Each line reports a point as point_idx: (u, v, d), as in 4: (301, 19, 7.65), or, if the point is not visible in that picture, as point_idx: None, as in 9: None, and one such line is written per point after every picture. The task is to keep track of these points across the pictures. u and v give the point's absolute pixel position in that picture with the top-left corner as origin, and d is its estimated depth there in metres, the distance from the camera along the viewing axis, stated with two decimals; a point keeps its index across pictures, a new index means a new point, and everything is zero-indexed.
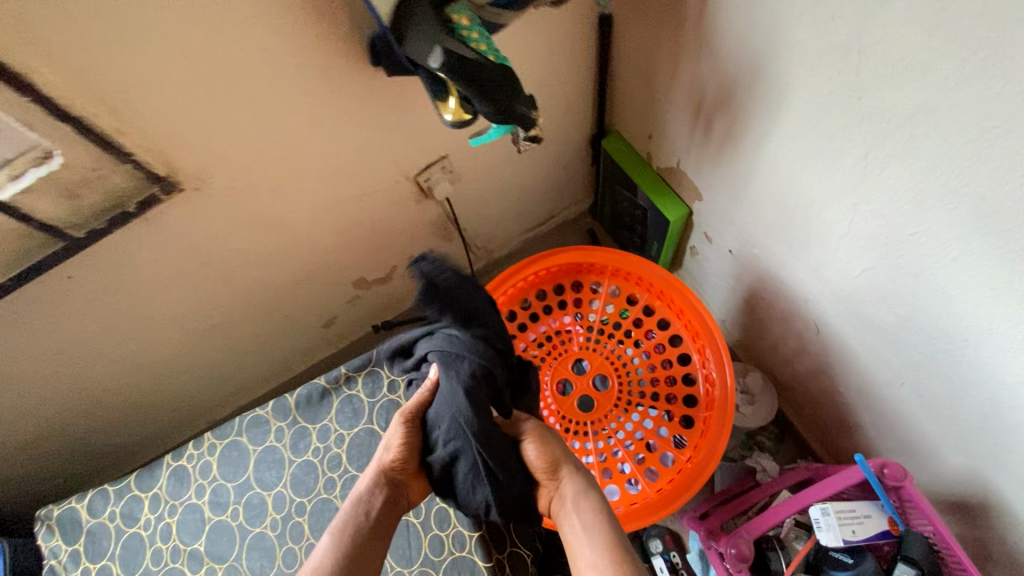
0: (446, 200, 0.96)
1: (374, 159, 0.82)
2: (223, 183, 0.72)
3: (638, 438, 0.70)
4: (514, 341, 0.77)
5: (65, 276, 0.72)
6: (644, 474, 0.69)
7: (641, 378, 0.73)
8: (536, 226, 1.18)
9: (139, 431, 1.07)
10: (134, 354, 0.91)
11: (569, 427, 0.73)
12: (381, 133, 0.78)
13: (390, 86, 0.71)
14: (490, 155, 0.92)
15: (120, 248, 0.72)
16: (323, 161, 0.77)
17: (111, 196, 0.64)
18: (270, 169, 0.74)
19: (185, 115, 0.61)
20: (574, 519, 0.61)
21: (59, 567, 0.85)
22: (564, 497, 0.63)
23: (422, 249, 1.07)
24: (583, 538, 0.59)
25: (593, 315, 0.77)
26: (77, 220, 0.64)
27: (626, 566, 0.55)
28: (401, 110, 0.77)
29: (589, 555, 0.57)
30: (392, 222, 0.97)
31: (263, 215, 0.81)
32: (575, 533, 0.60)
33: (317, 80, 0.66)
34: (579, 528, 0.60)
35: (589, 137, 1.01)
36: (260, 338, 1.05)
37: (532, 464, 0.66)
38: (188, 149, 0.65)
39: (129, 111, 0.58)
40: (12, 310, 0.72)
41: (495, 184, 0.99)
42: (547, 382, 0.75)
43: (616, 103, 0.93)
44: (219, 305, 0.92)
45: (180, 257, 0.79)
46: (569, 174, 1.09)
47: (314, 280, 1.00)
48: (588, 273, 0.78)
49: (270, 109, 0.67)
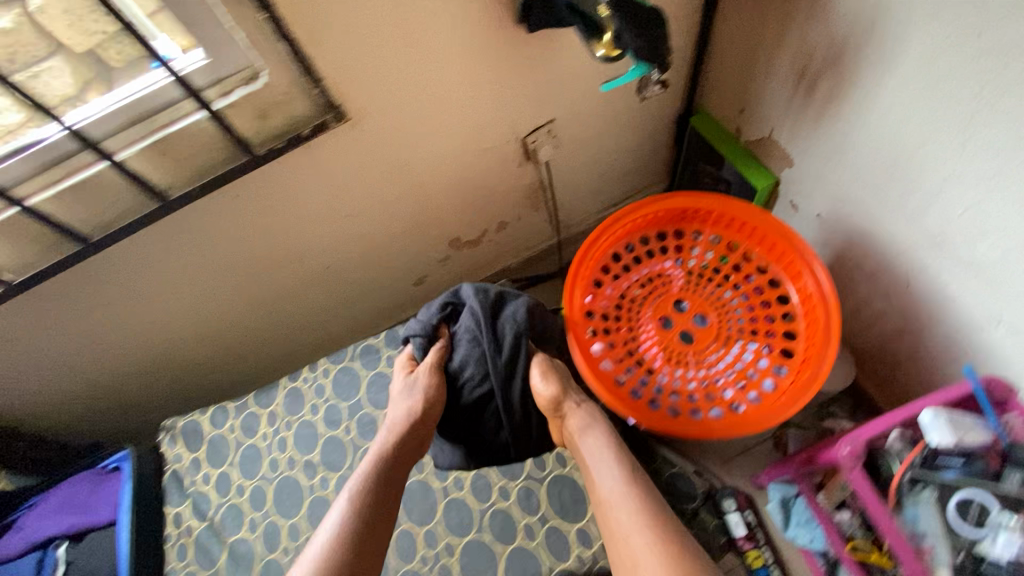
0: (546, 165, 1.05)
1: (496, 117, 0.91)
2: (375, 122, 0.82)
3: (740, 368, 0.76)
4: (618, 281, 0.83)
5: (230, 196, 0.82)
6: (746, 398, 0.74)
7: (740, 317, 0.79)
8: (614, 204, 1.26)
9: (241, 368, 1.16)
10: (258, 286, 1.00)
11: (673, 357, 0.79)
12: (508, 91, 0.88)
13: (528, 44, 0.81)
14: (592, 123, 1.01)
15: (279, 174, 0.82)
16: (456, 114, 0.87)
17: (290, 120, 0.75)
18: (413, 115, 0.84)
19: (368, 55, 0.72)
20: (592, 451, 0.71)
21: (182, 470, 0.92)
22: (574, 430, 0.74)
23: (514, 215, 1.16)
24: (600, 467, 0.69)
25: (693, 261, 0.83)
26: (260, 138, 0.75)
27: (638, 487, 0.67)
28: (530, 71, 0.86)
29: (611, 481, 0.68)
30: (496, 183, 1.05)
31: (395, 159, 0.90)
32: (593, 460, 0.70)
33: (473, 33, 0.77)
34: (600, 455, 0.70)
35: (677, 117, 1.10)
36: (360, 288, 1.13)
37: (542, 399, 0.76)
38: (360, 84, 0.75)
39: (330, 45, 0.68)
40: (182, 224, 0.82)
41: (590, 154, 1.08)
42: (650, 319, 0.81)
43: (709, 83, 1.02)
44: (336, 248, 1.01)
45: (322, 190, 0.88)
46: (652, 155, 1.17)
47: (417, 235, 1.09)
48: (691, 221, 0.84)
49: (431, 57, 0.77)
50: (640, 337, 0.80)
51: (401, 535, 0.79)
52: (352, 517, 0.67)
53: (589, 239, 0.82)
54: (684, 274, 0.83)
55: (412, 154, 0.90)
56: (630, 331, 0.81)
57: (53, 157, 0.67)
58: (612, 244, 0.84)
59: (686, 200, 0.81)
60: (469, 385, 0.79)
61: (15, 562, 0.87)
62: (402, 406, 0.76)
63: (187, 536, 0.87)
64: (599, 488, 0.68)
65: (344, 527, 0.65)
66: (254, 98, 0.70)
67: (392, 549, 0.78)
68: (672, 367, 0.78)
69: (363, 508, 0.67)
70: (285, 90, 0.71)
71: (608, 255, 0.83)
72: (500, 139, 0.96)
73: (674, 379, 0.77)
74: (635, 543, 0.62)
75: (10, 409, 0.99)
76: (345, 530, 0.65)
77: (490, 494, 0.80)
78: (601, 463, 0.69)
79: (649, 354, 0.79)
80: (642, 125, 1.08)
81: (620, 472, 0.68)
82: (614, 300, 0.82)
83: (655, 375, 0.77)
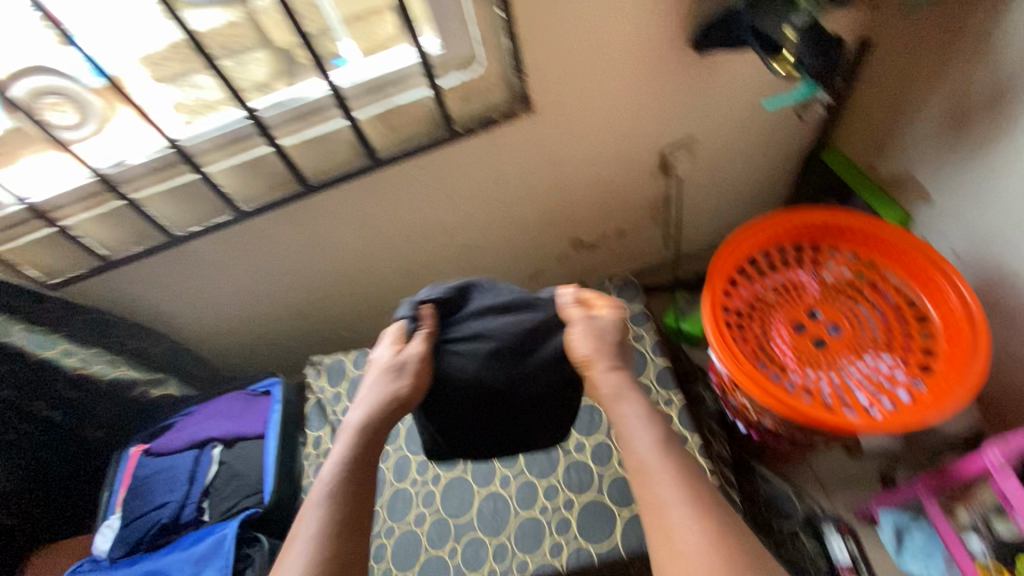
0: (679, 179, 1.13)
1: (648, 129, 1.02)
2: (550, 118, 0.93)
3: (873, 376, 0.80)
4: (755, 282, 0.89)
5: (417, 167, 0.95)
6: (881, 403, 0.77)
7: (874, 330, 0.84)
8: (726, 230, 1.33)
9: (368, 329, 1.28)
10: (408, 255, 1.12)
11: (806, 358, 0.83)
12: (665, 106, 0.98)
13: (695, 65, 0.92)
14: (729, 145, 1.09)
15: (461, 154, 0.94)
16: (616, 121, 0.98)
17: (487, 107, 0.90)
18: (582, 117, 0.95)
19: (565, 58, 0.84)
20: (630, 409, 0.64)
21: (325, 401, 1.04)
22: (605, 394, 0.66)
23: (636, 225, 1.24)
24: (635, 431, 0.62)
25: (828, 275, 0.89)
26: (460, 118, 0.90)
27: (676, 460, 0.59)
28: (688, 90, 0.96)
29: (647, 444, 0.60)
30: (629, 191, 1.15)
31: (554, 155, 1.01)
32: (630, 422, 0.63)
33: (652, 49, 0.88)
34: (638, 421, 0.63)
35: (808, 152, 1.16)
36: (486, 271, 1.24)
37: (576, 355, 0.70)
38: (551, 83, 0.87)
39: (539, 46, 0.81)
40: (373, 188, 0.95)
41: (719, 175, 1.16)
42: (784, 321, 0.86)
43: (846, 121, 1.08)
44: (480, 230, 1.12)
45: (488, 174, 1.00)
46: (773, 186, 1.24)
47: (548, 230, 1.18)
48: (829, 238, 0.90)
49: (612, 67, 0.88)
50: (773, 337, 0.85)
51: (522, 484, 0.87)
52: (337, 496, 0.61)
53: (730, 240, 0.89)
54: (818, 286, 0.89)
55: (568, 153, 1.01)
56: (763, 330, 0.85)
57: (312, 109, 0.84)
58: (753, 248, 0.90)
59: (830, 216, 0.88)
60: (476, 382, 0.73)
61: (177, 455, 1.00)
62: (389, 389, 0.68)
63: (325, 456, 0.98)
64: (634, 451, 0.61)
65: (333, 495, 0.60)
66: (465, 86, 0.85)
67: (514, 495, 0.87)
68: (803, 368, 0.82)
69: (346, 486, 0.61)
70: (490, 81, 0.86)
71: (746, 258, 0.89)
72: (645, 150, 1.06)
73: (807, 378, 0.81)
74: (671, 515, 0.55)
75: (184, 329, 1.15)
76: (335, 501, 0.60)
77: (610, 460, 0.87)
78: (638, 426, 0.62)
79: (782, 353, 0.83)
80: (772, 155, 1.15)
81: (658, 445, 0.60)
82: (749, 299, 0.87)
83: (787, 372, 0.82)
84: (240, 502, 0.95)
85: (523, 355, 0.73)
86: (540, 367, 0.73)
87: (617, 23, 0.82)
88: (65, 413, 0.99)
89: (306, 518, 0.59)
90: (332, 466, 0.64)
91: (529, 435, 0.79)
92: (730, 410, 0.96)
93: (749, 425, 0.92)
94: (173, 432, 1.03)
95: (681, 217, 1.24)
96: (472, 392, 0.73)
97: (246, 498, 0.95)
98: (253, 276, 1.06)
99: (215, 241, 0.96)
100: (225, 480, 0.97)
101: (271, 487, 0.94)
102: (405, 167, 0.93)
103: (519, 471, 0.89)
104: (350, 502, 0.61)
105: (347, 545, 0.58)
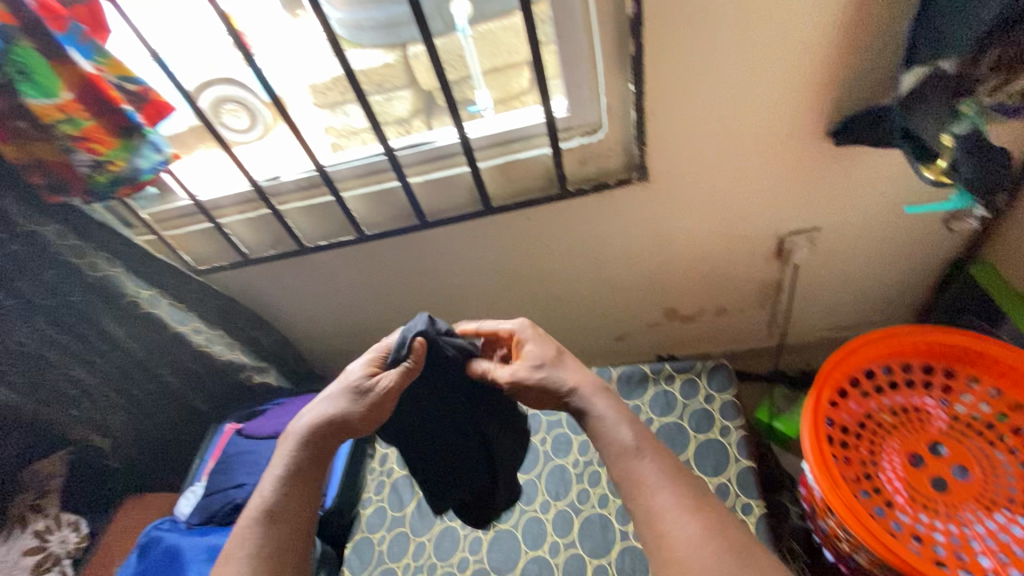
0: (793, 266, 1.07)
1: (767, 212, 0.97)
2: (664, 190, 0.93)
3: (1004, 539, 0.68)
4: (868, 398, 0.80)
5: (524, 218, 0.98)
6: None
7: (1012, 485, 0.72)
8: (839, 329, 1.21)
9: None
10: (500, 296, 1.16)
11: (918, 498, 0.73)
12: (790, 194, 0.94)
13: (830, 157, 0.87)
14: (857, 241, 1.01)
15: (570, 211, 0.97)
16: (733, 200, 0.95)
17: (602, 171, 0.91)
18: (697, 193, 0.94)
19: (691, 133, 0.84)
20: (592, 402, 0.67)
21: None
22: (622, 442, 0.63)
23: (737, 306, 1.18)
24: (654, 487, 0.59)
25: (960, 407, 0.78)
26: (575, 177, 0.92)
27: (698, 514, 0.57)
28: (819, 181, 0.91)
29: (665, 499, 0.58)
30: (736, 271, 1.10)
31: (662, 226, 1.00)
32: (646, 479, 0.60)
33: (785, 138, 0.85)
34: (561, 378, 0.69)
35: (952, 262, 1.04)
36: (572, 325, 1.23)
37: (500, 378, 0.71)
38: (672, 157, 0.87)
39: (667, 120, 0.82)
40: (480, 229, 1.00)
41: (841, 270, 1.07)
42: (898, 449, 0.77)
43: (1005, 236, 0.96)
44: (574, 285, 1.13)
45: (592, 233, 1.01)
46: (903, 292, 1.12)
47: (642, 296, 1.16)
48: (967, 365, 0.79)
49: (738, 148, 0.87)
50: (882, 464, 0.75)
51: (570, 556, 0.84)
52: (281, 493, 0.66)
53: (848, 346, 0.81)
54: (946, 417, 0.78)
55: (677, 224, 1.00)
56: (872, 454, 0.76)
57: (439, 154, 0.91)
58: (872, 360, 0.81)
59: (974, 342, 0.77)
60: (408, 422, 0.77)
61: (261, 442, 1.08)
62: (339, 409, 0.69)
63: (387, 476, 1.01)
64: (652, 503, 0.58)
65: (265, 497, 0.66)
66: (584, 149, 0.88)
67: (560, 565, 0.84)
68: (915, 508, 0.72)
69: (287, 490, 0.66)
70: (611, 147, 0.87)
71: (863, 369, 0.81)
72: (760, 233, 1.01)
73: (917, 522, 0.71)
74: (668, 524, 0.56)
75: (290, 326, 1.26)
76: (263, 512, 0.65)
77: None
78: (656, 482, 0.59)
79: (891, 485, 0.74)
80: (908, 258, 1.04)
81: (631, 454, 0.62)
82: (860, 415, 0.79)
83: (895, 508, 0.72)
84: None
85: (464, 413, 0.76)
86: (471, 425, 0.77)
87: (752, 105, 0.81)
88: (181, 381, 1.13)
89: (253, 511, 0.65)
90: (281, 466, 0.68)
91: (452, 489, 0.79)
92: (818, 533, 0.86)
93: (837, 556, 0.82)
94: (261, 419, 1.12)
95: (789, 307, 1.16)
96: (409, 436, 0.77)
97: None
98: (358, 291, 1.15)
99: (334, 255, 1.06)
100: None
101: (334, 493, 0.98)
102: (513, 216, 0.97)
103: (571, 542, 0.85)
104: (294, 508, 0.66)
105: (287, 543, 0.64)
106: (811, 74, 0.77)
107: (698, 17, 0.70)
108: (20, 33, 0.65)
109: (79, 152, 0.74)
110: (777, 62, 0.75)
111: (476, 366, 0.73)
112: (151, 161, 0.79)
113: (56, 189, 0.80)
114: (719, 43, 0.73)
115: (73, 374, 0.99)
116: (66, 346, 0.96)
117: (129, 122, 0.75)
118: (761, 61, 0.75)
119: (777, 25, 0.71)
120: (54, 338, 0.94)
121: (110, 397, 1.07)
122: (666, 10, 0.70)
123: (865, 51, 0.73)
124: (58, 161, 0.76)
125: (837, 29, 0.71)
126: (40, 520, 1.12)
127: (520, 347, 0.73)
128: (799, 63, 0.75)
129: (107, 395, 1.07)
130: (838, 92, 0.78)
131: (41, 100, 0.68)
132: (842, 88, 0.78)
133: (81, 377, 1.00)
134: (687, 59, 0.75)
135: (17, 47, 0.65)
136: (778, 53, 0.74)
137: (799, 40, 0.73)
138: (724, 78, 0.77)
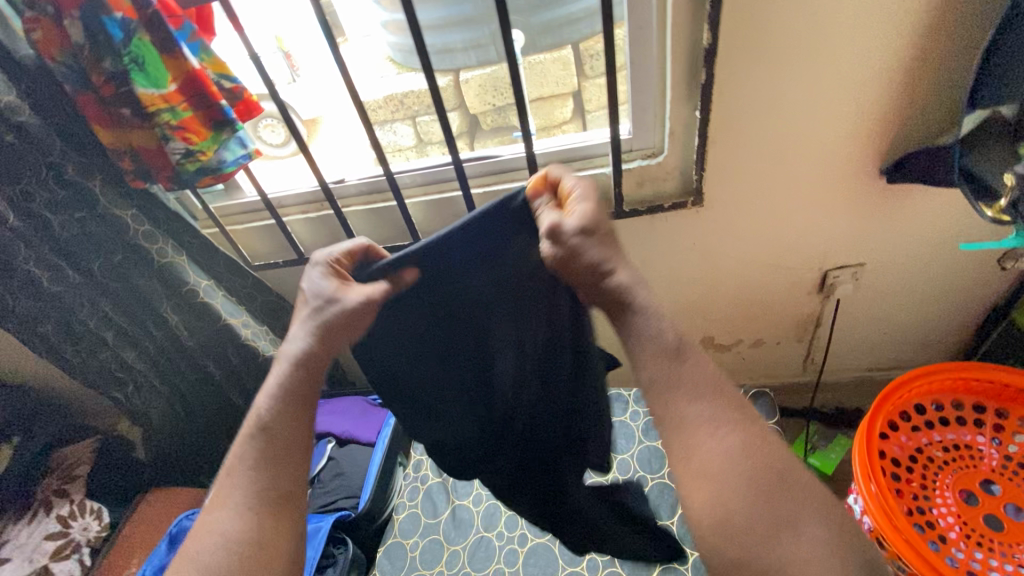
0: (835, 301, 1.08)
1: (814, 245, 0.99)
2: (715, 216, 0.96)
3: None
4: (918, 433, 0.80)
5: None
6: None
7: None
8: (873, 368, 1.22)
9: None
10: None
11: (972, 536, 0.71)
12: (837, 228, 0.96)
13: (880, 194, 0.90)
14: (899, 279, 1.03)
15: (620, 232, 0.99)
16: (780, 231, 0.98)
17: (656, 194, 0.95)
18: (747, 222, 0.96)
19: (749, 160, 0.87)
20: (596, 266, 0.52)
21: None
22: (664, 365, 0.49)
23: (774, 338, 1.19)
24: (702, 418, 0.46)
25: (1014, 447, 0.76)
26: (630, 198, 0.96)
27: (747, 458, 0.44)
28: (867, 217, 0.94)
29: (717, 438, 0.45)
30: (776, 302, 1.11)
31: (709, 253, 1.02)
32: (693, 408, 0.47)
33: (837, 172, 0.88)
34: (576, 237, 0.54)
35: (992, 306, 1.06)
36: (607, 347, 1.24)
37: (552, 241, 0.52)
38: (726, 184, 0.91)
39: (727, 146, 0.86)
40: None
41: (880, 308, 1.09)
42: (949, 485, 0.75)
43: None
44: None
45: (638, 256, 1.04)
46: (941, 335, 1.13)
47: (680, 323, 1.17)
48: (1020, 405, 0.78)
49: (791, 178, 0.90)
50: (934, 498, 0.74)
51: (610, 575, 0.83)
52: (253, 450, 0.55)
53: (899, 378, 0.81)
54: (999, 457, 0.77)
55: (724, 251, 1.02)
56: (924, 488, 0.75)
57: (503, 168, 0.96)
58: (921, 395, 0.81)
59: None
60: (423, 365, 0.64)
61: None
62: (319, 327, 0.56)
63: (421, 482, 0.99)
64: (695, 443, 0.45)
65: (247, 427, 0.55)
66: (643, 171, 0.91)
67: None
68: (970, 546, 0.71)
69: (270, 420, 0.55)
70: (669, 170, 0.91)
71: (912, 403, 0.81)
72: (805, 265, 1.03)
73: (973, 559, 0.69)
74: (699, 434, 0.45)
75: None
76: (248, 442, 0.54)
77: None
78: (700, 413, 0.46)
79: (944, 520, 0.73)
80: (949, 301, 1.06)
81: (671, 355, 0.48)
82: (910, 449, 0.78)
83: (949, 544, 0.71)
84: (337, 501, 1.00)
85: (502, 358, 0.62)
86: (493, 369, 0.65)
87: (810, 138, 0.84)
88: (222, 374, 1.14)
89: (232, 470, 0.54)
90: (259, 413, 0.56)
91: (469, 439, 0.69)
92: None
93: None
94: None
95: (827, 343, 1.16)
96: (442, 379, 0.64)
97: (342, 499, 1.00)
98: None
99: None
100: (331, 476, 1.03)
101: (368, 495, 0.98)
102: None
103: (611, 561, 0.84)
104: (272, 466, 0.54)
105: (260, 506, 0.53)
106: (867, 111, 0.81)
107: (769, 51, 0.75)
108: (140, 26, 0.70)
109: (174, 139, 0.78)
110: (838, 98, 0.79)
111: (513, 300, 0.60)
112: (235, 155, 0.83)
113: (142, 175, 0.84)
114: (786, 76, 0.77)
115: (123, 358, 1.01)
116: (122, 329, 0.98)
117: (223, 116, 0.78)
118: (823, 96, 0.79)
119: (842, 63, 0.76)
120: (113, 319, 0.96)
121: (155, 385, 1.08)
122: (736, 41, 0.74)
123: (922, 92, 0.78)
124: (152, 148, 0.80)
125: (897, 70, 0.76)
126: (65, 505, 1.12)
127: (573, 191, 0.53)
128: (859, 101, 0.79)
129: (152, 383, 1.08)
130: (893, 130, 0.82)
131: (149, 89, 0.73)
132: (897, 127, 0.82)
133: (130, 362, 1.02)
134: (750, 88, 0.79)
135: (135, 40, 0.70)
136: (839, 90, 0.79)
137: (860, 79, 0.77)
138: (787, 109, 0.81)
